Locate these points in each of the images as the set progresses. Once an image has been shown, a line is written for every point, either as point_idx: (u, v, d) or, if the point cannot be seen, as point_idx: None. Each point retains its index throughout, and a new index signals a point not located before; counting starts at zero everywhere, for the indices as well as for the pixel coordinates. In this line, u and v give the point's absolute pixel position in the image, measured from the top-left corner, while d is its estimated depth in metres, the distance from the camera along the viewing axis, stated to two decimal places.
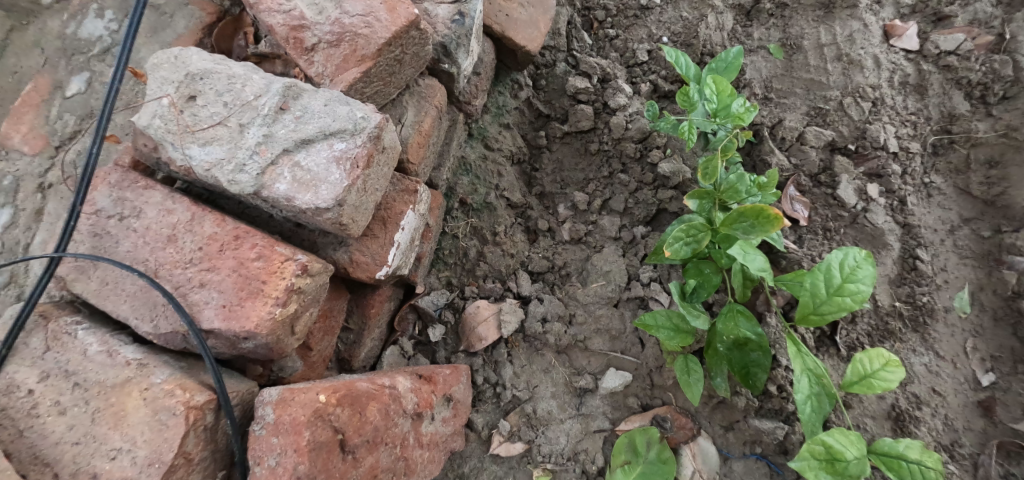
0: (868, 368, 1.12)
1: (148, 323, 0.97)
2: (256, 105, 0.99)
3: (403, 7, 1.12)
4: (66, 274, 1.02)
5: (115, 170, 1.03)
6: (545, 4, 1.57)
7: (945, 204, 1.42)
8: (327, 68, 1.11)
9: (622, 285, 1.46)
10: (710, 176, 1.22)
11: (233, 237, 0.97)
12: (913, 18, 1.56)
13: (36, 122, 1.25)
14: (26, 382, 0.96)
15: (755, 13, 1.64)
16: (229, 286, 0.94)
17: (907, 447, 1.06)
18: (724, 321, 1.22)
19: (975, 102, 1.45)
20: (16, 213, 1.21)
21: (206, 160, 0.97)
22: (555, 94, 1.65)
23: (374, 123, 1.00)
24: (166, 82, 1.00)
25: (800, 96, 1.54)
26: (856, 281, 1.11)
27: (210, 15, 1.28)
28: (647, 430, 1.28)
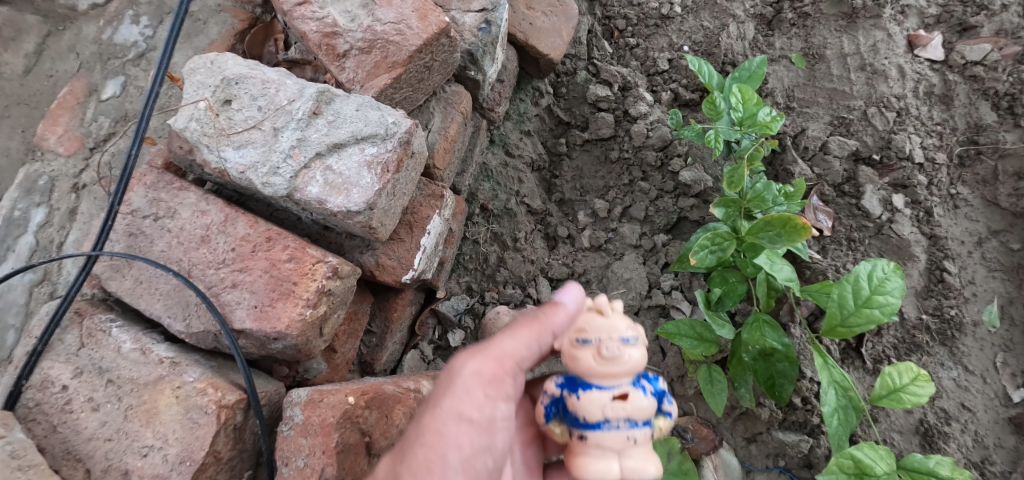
0: (897, 382, 1.11)
1: (180, 321, 0.98)
2: (291, 109, 1.00)
3: (434, 15, 1.14)
4: (101, 272, 1.03)
5: (150, 171, 1.05)
6: (569, 13, 1.58)
7: (972, 215, 1.41)
8: (358, 74, 1.12)
9: (643, 293, 1.46)
10: (736, 185, 1.21)
11: (265, 238, 0.98)
12: (937, 28, 1.55)
13: (72, 124, 1.28)
14: (61, 378, 0.98)
15: (777, 22, 1.63)
16: (261, 287, 0.96)
17: (938, 464, 1.04)
18: (750, 330, 1.21)
19: (1002, 113, 1.43)
20: (51, 213, 1.23)
21: (241, 162, 0.98)
22: (576, 102, 1.65)
23: (404, 128, 1.02)
24: (202, 87, 1.01)
25: (823, 105, 1.53)
26: (885, 293, 1.10)
27: (242, 21, 1.30)
28: (669, 440, 1.26)
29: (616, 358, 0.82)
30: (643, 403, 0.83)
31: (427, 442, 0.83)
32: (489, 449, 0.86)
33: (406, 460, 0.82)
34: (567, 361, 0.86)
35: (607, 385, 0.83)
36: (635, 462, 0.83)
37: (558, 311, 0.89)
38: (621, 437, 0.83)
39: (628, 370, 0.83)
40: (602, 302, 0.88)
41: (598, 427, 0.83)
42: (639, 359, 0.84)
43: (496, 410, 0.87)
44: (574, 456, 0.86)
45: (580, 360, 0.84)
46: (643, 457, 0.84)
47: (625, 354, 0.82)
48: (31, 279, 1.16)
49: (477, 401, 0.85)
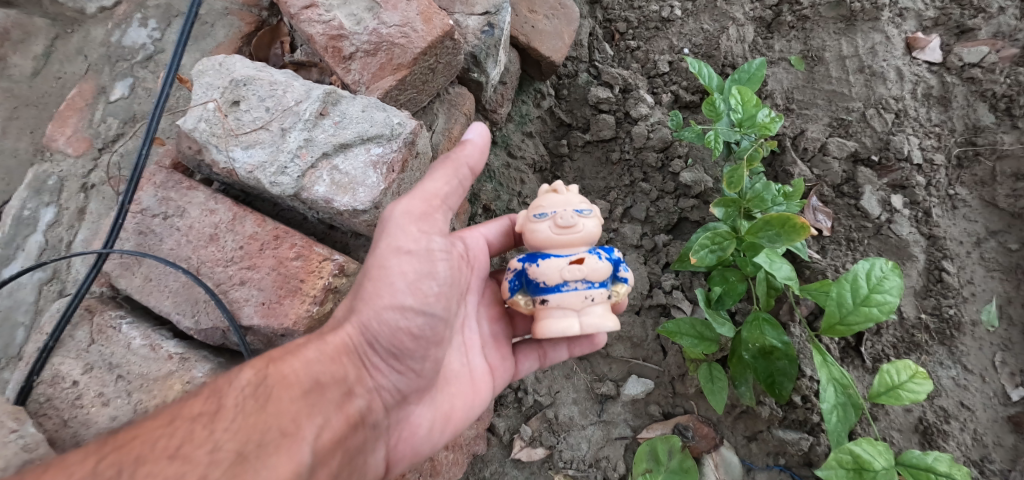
0: (896, 379, 1.12)
1: (189, 318, 1.00)
2: (297, 110, 1.02)
3: (439, 18, 1.15)
4: (111, 270, 1.05)
5: (160, 171, 1.06)
6: (570, 16, 1.60)
7: (970, 216, 1.42)
8: (363, 75, 1.14)
9: (644, 292, 1.47)
10: (735, 185, 1.22)
11: (273, 237, 1.00)
12: (935, 31, 1.56)
13: (80, 125, 1.30)
14: (71, 374, 0.99)
15: (777, 25, 1.65)
16: (268, 284, 0.98)
17: (937, 460, 1.05)
18: (749, 329, 1.21)
19: (1000, 114, 1.44)
20: (60, 212, 1.25)
21: (249, 162, 1.00)
22: (577, 103, 1.68)
23: (409, 129, 1.04)
24: (211, 88, 1.03)
25: (822, 107, 1.55)
26: (883, 291, 1.12)
27: (249, 24, 1.32)
28: (670, 438, 1.28)
29: (571, 227, 0.97)
30: (601, 269, 0.98)
31: (377, 275, 0.92)
32: (433, 275, 0.92)
33: (361, 293, 0.92)
34: (527, 236, 1.01)
35: (565, 252, 0.98)
36: (593, 318, 0.97)
37: (466, 147, 0.99)
38: (580, 297, 0.97)
39: (585, 239, 0.99)
40: (557, 186, 1.04)
41: (559, 290, 0.97)
42: (594, 229, 0.99)
43: (433, 242, 0.93)
44: (539, 320, 0.99)
45: (539, 232, 0.99)
46: (601, 315, 0.98)
47: (580, 224, 0.98)
48: (41, 278, 1.18)
49: (410, 233, 0.91)
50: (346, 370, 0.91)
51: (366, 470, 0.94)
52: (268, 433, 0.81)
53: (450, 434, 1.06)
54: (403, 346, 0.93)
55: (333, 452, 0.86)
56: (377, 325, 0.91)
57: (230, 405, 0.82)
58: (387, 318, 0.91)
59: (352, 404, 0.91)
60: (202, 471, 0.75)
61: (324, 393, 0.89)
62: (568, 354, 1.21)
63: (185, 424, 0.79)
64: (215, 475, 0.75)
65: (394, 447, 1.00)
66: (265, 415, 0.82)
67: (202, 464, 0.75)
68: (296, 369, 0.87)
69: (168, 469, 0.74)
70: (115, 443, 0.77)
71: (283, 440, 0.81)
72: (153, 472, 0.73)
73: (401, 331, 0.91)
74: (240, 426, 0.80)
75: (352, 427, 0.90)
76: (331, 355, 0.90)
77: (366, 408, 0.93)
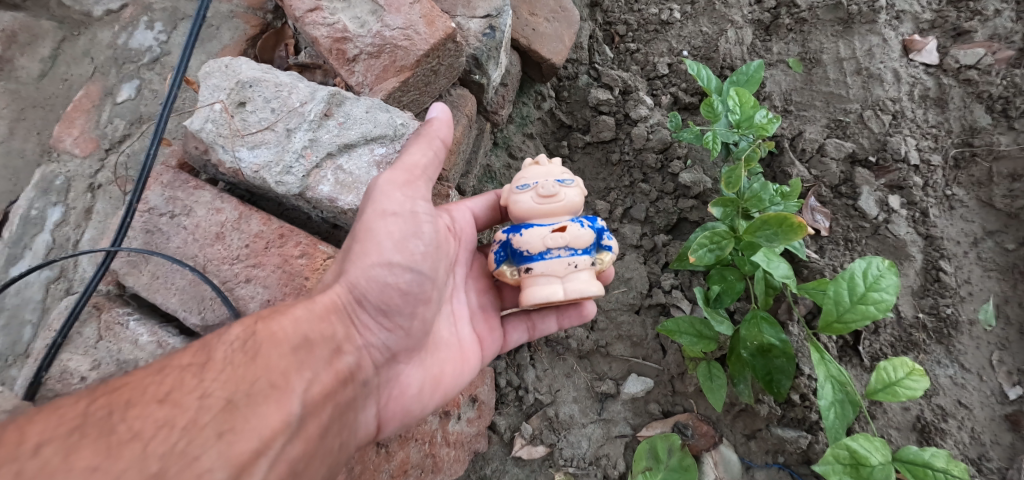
0: (892, 376, 1.13)
1: (195, 315, 1.02)
2: (303, 111, 1.04)
3: (442, 21, 1.17)
4: (119, 268, 1.07)
5: (166, 171, 1.08)
6: (570, 19, 1.61)
7: (967, 216, 1.44)
8: (367, 77, 1.16)
9: (644, 292, 1.49)
10: (733, 185, 1.24)
11: (278, 235, 1.02)
12: (932, 33, 1.58)
13: (87, 126, 1.31)
14: (80, 370, 1.01)
15: (774, 28, 1.67)
16: (273, 282, 1.00)
17: (933, 456, 1.07)
18: (748, 327, 1.23)
19: (996, 115, 1.46)
20: (68, 212, 1.27)
21: (255, 162, 1.01)
22: (578, 105, 1.70)
23: (412, 130, 1.07)
24: (217, 90, 1.05)
25: (819, 109, 1.56)
26: (879, 290, 1.13)
27: (254, 27, 1.34)
28: (669, 436, 1.30)
29: (553, 197, 1.00)
30: (584, 236, 0.99)
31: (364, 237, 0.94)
32: (418, 235, 0.95)
33: (349, 253, 0.94)
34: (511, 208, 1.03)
35: (548, 221, 1.00)
36: (577, 283, 0.99)
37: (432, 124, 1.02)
38: (563, 264, 0.98)
39: (567, 209, 1.01)
40: (540, 160, 1.08)
41: (542, 258, 0.98)
42: (576, 199, 1.02)
43: (417, 206, 0.96)
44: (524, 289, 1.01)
45: (522, 204, 1.02)
46: (585, 281, 0.99)
47: (562, 194, 1.01)
48: (48, 276, 1.20)
49: (395, 198, 0.93)
50: (335, 329, 0.91)
51: (357, 427, 0.93)
52: (258, 383, 0.80)
53: (441, 397, 1.06)
54: (391, 302, 0.94)
55: (324, 405, 0.85)
56: (366, 283, 0.92)
57: (220, 357, 0.82)
58: (375, 275, 0.92)
59: (341, 361, 0.90)
60: (191, 416, 0.75)
61: (314, 351, 0.88)
62: (556, 326, 1.24)
63: (174, 372, 0.79)
64: (205, 419, 0.75)
65: (385, 406, 1.00)
66: (254, 367, 0.81)
67: (191, 409, 0.75)
68: (284, 326, 0.86)
69: (157, 413, 0.74)
70: (103, 390, 0.76)
71: (273, 391, 0.81)
72: (142, 416, 0.73)
73: (389, 287, 0.93)
74: (229, 376, 0.80)
75: (341, 383, 0.89)
76: (320, 312, 0.90)
77: (356, 365, 0.93)
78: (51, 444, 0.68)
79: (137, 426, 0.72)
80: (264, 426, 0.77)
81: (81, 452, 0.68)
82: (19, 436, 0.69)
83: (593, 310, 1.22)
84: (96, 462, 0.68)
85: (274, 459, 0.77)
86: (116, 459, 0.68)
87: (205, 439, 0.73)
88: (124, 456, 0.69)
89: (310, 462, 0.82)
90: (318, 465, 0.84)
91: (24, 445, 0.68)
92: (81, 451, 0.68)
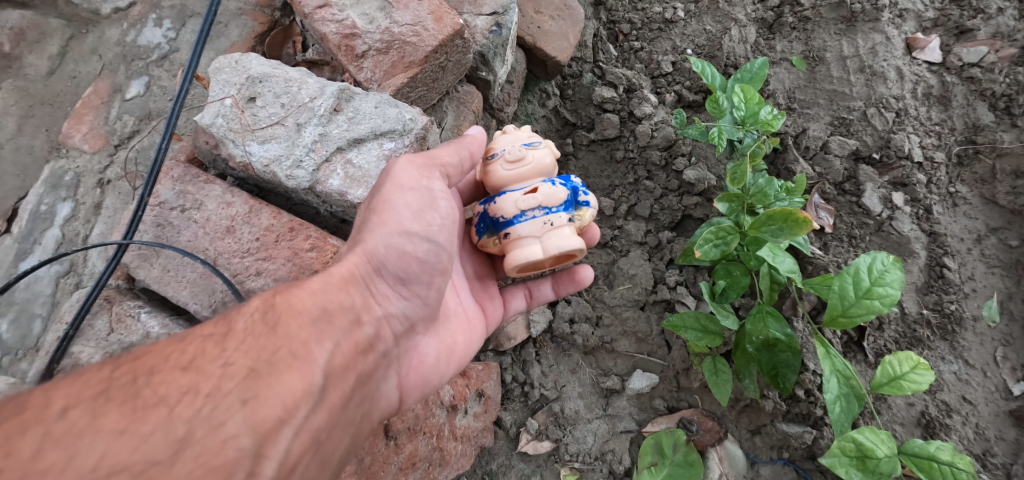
0: (898, 370, 1.14)
1: (206, 307, 1.03)
2: (313, 106, 1.05)
3: (450, 17, 1.18)
4: (130, 261, 1.08)
5: (177, 166, 1.10)
6: (575, 17, 1.62)
7: (971, 213, 1.44)
8: (375, 73, 1.17)
9: (648, 288, 1.49)
10: (739, 180, 1.25)
11: (288, 228, 1.05)
12: (935, 32, 1.59)
13: (97, 122, 1.32)
14: (90, 362, 1.02)
15: (778, 26, 1.67)
16: (284, 274, 1.03)
17: (938, 449, 1.07)
18: (753, 321, 1.23)
19: (999, 113, 1.46)
20: (77, 207, 1.27)
21: (265, 156, 1.02)
22: (582, 103, 1.70)
23: (420, 125, 1.08)
24: (228, 85, 1.06)
25: (823, 106, 1.57)
26: (885, 284, 1.14)
27: (262, 24, 1.35)
28: (674, 432, 1.31)
29: (520, 161, 1.01)
30: (557, 193, 1.00)
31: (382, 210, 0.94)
32: (434, 206, 0.95)
33: (365, 226, 0.95)
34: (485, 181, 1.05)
35: (520, 186, 1.01)
36: (557, 239, 0.99)
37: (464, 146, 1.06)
38: (540, 223, 0.99)
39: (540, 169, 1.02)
40: (506, 130, 1.08)
41: (518, 221, 0.99)
42: (546, 159, 1.02)
43: (432, 183, 0.96)
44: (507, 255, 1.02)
45: (496, 173, 1.03)
46: (566, 236, 1.00)
47: (529, 156, 1.01)
48: (58, 271, 1.20)
49: (412, 174, 0.94)
50: (354, 299, 0.91)
51: (377, 396, 0.96)
52: (279, 353, 0.81)
53: (455, 366, 1.10)
54: (409, 271, 0.95)
55: (345, 375, 0.86)
56: (384, 253, 0.93)
57: (240, 327, 0.83)
58: (393, 244, 0.93)
59: (361, 331, 0.91)
60: (215, 382, 0.76)
61: (334, 321, 0.88)
62: (553, 293, 1.30)
63: (197, 341, 0.80)
64: (228, 386, 0.76)
65: (405, 376, 1.02)
66: (275, 337, 0.82)
67: (215, 376, 0.77)
68: (302, 298, 0.86)
69: (181, 379, 0.76)
70: (128, 358, 0.79)
71: (294, 361, 0.81)
72: (167, 381, 0.75)
73: (407, 256, 0.93)
74: (251, 345, 0.81)
75: (361, 353, 0.90)
76: (339, 283, 0.90)
77: (375, 335, 0.93)
78: (79, 407, 0.71)
79: (162, 391, 0.74)
80: (285, 395, 0.78)
81: (108, 416, 0.71)
82: (48, 400, 0.71)
83: (590, 277, 1.27)
84: (124, 425, 0.71)
85: (297, 428, 0.78)
86: (142, 423, 0.71)
87: (229, 406, 0.75)
88: (150, 420, 0.71)
89: (332, 430, 0.84)
90: (339, 433, 0.86)
91: (54, 409, 0.71)
92: (108, 415, 0.71)
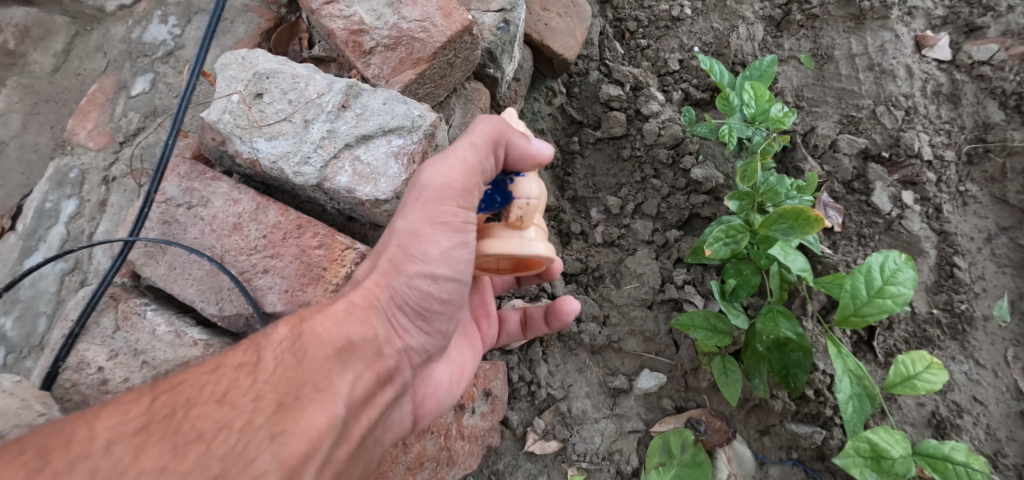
0: (911, 369, 1.13)
1: (213, 305, 1.04)
2: (320, 102, 1.04)
3: (458, 13, 1.17)
4: (136, 258, 1.07)
5: (184, 162, 1.10)
6: (583, 14, 1.61)
7: (981, 212, 1.43)
8: (383, 70, 1.16)
9: (656, 287, 1.47)
10: (749, 178, 1.24)
11: (296, 226, 1.04)
12: (944, 29, 1.57)
13: (102, 119, 1.32)
14: (96, 360, 1.01)
15: (786, 24, 1.66)
16: (291, 272, 1.02)
17: (953, 449, 1.06)
18: (764, 320, 1.22)
19: (1010, 111, 1.45)
20: (82, 204, 1.27)
21: (273, 153, 1.02)
22: (588, 101, 1.68)
23: (429, 121, 1.07)
24: (234, 81, 1.05)
25: (832, 104, 1.56)
26: (897, 283, 1.13)
27: (268, 21, 1.34)
28: (682, 432, 1.30)
29: None
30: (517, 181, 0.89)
31: (408, 242, 0.90)
32: (466, 243, 0.89)
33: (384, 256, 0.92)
34: None
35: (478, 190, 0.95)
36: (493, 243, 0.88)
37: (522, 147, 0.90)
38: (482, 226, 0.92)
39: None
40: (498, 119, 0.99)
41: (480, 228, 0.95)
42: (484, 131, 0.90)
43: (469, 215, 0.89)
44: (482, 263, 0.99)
45: None
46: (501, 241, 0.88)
47: None
48: (63, 268, 1.20)
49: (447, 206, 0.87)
50: (378, 331, 0.91)
51: (392, 421, 0.99)
52: (305, 386, 0.82)
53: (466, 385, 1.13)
54: (430, 308, 0.94)
55: (365, 407, 0.87)
56: (408, 288, 0.91)
57: (271, 357, 0.83)
58: (416, 284, 0.91)
59: (384, 363, 0.92)
60: (246, 418, 0.76)
61: (357, 353, 0.88)
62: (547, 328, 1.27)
63: (230, 373, 0.81)
64: (258, 421, 0.76)
65: (420, 403, 1.05)
66: (303, 369, 0.83)
67: (247, 410, 0.77)
68: (329, 329, 0.87)
69: (216, 414, 0.76)
70: (165, 387, 0.79)
71: (318, 394, 0.82)
72: (203, 416, 0.75)
73: (431, 296, 0.92)
74: (279, 379, 0.81)
75: (381, 385, 0.91)
76: (363, 315, 0.90)
77: (396, 367, 0.94)
78: (120, 442, 0.72)
79: (200, 426, 0.74)
80: (311, 429, 0.79)
81: (150, 452, 0.71)
82: (90, 433, 0.72)
83: (572, 311, 1.20)
84: (163, 462, 0.70)
85: (322, 463, 0.79)
86: (181, 461, 0.70)
87: (260, 441, 0.75)
88: (188, 458, 0.71)
89: (351, 463, 0.86)
90: (356, 464, 0.88)
91: (97, 443, 0.71)
92: (148, 451, 0.71)
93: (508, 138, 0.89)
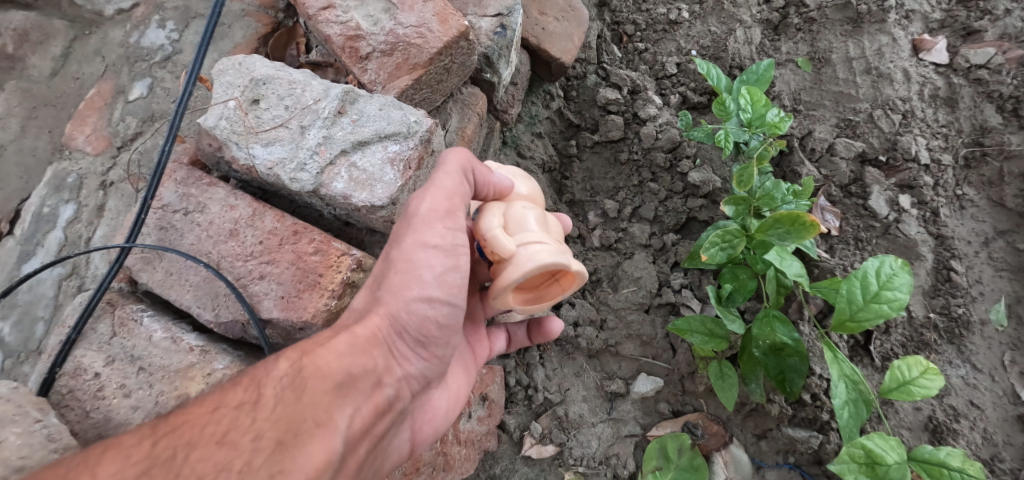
0: (906, 375, 1.13)
1: (209, 311, 1.04)
2: (316, 108, 1.05)
3: (454, 18, 1.17)
4: (133, 264, 1.08)
5: (180, 168, 1.10)
6: (580, 18, 1.61)
7: (978, 216, 1.43)
8: (380, 75, 1.16)
9: (653, 291, 1.48)
10: (745, 183, 1.24)
11: (292, 232, 1.04)
12: (941, 33, 1.58)
13: (100, 124, 1.32)
14: (93, 366, 1.02)
15: (783, 28, 1.66)
16: (287, 278, 1.02)
17: (949, 455, 1.06)
18: (760, 326, 1.22)
19: (1007, 115, 1.45)
20: (80, 209, 1.27)
21: (269, 159, 1.02)
22: (586, 105, 1.68)
23: (425, 127, 1.07)
24: (231, 87, 1.05)
25: (829, 108, 1.56)
26: (893, 288, 1.13)
27: (266, 26, 1.34)
28: (679, 436, 1.29)
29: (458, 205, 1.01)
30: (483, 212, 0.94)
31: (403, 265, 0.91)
32: (458, 268, 0.92)
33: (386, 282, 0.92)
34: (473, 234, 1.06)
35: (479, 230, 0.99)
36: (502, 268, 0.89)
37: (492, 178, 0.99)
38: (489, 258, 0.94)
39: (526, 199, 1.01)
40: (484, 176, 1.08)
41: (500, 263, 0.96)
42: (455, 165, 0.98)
43: (457, 239, 0.92)
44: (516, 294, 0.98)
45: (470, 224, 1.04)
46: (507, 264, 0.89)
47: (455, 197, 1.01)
48: (61, 273, 1.20)
49: (438, 231, 0.90)
50: (377, 362, 0.91)
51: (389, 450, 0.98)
52: (305, 423, 0.82)
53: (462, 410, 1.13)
54: (429, 334, 0.94)
55: (363, 439, 0.87)
56: (407, 315, 0.91)
57: (271, 394, 0.83)
58: (415, 308, 0.91)
59: (384, 394, 0.91)
60: (246, 458, 0.76)
61: (357, 385, 0.88)
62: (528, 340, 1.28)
63: (229, 413, 0.80)
64: (258, 462, 0.76)
65: (417, 429, 1.04)
66: (303, 407, 0.82)
67: (247, 451, 0.76)
68: (329, 362, 0.87)
69: (215, 456, 0.75)
70: (163, 430, 0.78)
71: (318, 430, 0.82)
72: (202, 459, 0.75)
73: (428, 321, 0.92)
74: (280, 416, 0.81)
75: (381, 416, 0.90)
76: (364, 346, 0.90)
77: (396, 397, 0.93)
78: None
79: (198, 469, 0.74)
80: (311, 467, 0.78)
81: None
82: None
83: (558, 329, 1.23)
84: None
85: None
86: None
87: None
88: None
89: None
90: None
91: None
92: None
93: (475, 166, 0.96)
